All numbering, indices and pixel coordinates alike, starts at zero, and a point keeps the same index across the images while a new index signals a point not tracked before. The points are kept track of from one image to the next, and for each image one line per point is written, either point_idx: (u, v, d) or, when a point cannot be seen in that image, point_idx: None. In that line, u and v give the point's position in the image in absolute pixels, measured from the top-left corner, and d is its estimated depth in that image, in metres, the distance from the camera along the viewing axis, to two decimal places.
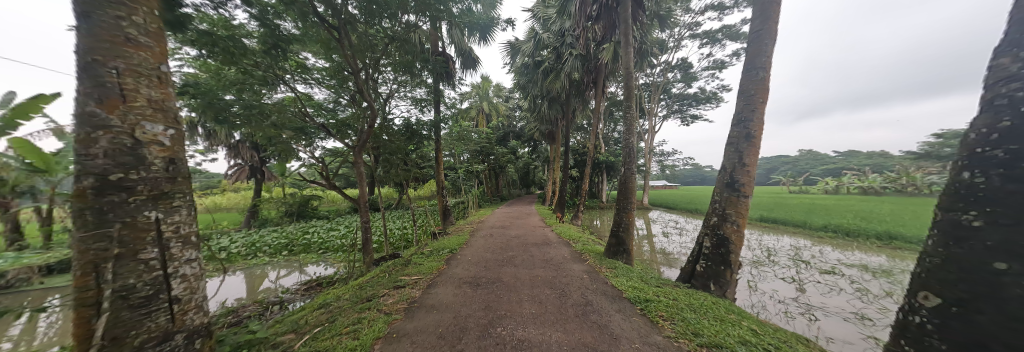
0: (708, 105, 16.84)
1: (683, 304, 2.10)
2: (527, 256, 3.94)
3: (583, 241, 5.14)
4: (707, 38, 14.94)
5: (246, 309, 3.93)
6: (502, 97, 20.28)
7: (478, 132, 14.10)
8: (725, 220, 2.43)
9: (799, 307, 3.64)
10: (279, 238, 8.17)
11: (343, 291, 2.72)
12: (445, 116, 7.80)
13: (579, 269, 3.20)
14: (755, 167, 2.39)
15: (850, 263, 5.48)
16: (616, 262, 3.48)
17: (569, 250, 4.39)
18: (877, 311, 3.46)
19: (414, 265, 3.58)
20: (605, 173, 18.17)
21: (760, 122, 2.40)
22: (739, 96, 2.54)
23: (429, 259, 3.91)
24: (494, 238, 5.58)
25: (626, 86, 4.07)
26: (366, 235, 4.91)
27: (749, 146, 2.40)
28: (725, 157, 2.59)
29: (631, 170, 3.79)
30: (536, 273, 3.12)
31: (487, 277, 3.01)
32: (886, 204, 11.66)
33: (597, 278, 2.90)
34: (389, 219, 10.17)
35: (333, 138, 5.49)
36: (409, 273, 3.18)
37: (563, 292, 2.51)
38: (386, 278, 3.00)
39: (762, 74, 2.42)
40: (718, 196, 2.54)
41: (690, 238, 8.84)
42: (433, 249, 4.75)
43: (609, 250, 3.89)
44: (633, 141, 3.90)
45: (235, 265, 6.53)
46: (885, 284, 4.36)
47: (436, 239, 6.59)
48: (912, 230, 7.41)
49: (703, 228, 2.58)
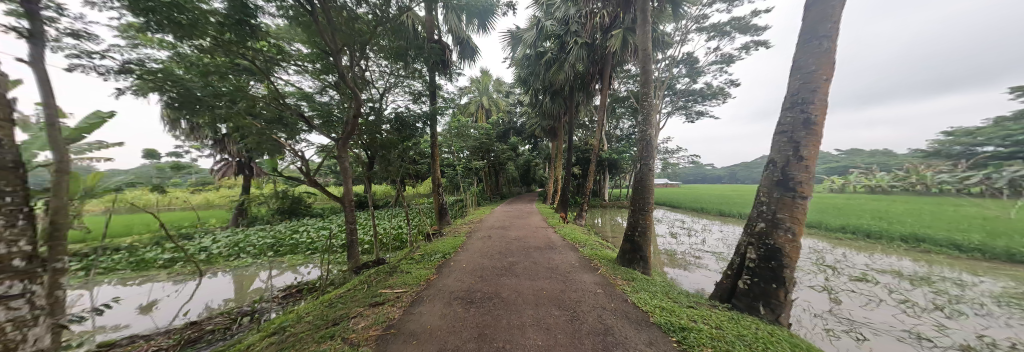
0: (714, 101, 16.30)
1: (732, 336, 1.64)
2: (529, 263, 3.48)
3: (590, 244, 4.71)
4: (714, 31, 14.39)
5: (212, 320, 3.46)
6: (502, 92, 19.75)
7: (477, 128, 13.62)
8: (776, 228, 1.97)
9: (840, 322, 3.19)
10: (265, 238, 7.72)
11: (310, 309, 2.25)
12: (442, 109, 7.34)
13: (591, 281, 2.73)
14: (815, 160, 1.91)
15: (881, 269, 5.05)
16: (632, 272, 3.03)
17: (575, 254, 3.96)
18: (934, 329, 3.01)
19: (399, 273, 3.11)
20: (607, 171, 17.68)
21: (823, 104, 1.92)
22: (794, 75, 2.06)
23: (418, 266, 3.45)
24: (493, 241, 5.12)
25: (643, 71, 3.60)
26: (352, 236, 4.46)
27: (807, 134, 1.93)
28: (775, 149, 2.11)
29: (648, 165, 3.33)
30: (540, 285, 2.66)
31: (483, 291, 2.56)
32: (903, 204, 11.18)
33: (614, 293, 2.44)
34: (383, 218, 9.73)
35: (316, 130, 5.00)
36: (392, 286, 2.71)
37: (575, 314, 2.05)
38: (365, 292, 2.53)
39: (828, 43, 1.93)
40: (765, 197, 2.08)
41: (700, 239, 8.39)
42: (424, 253, 4.29)
43: (622, 257, 3.44)
44: (651, 133, 3.42)
45: (215, 267, 6.08)
46: (929, 294, 3.92)
47: (430, 240, 6.15)
48: (938, 231, 6.97)
49: (747, 236, 2.13)
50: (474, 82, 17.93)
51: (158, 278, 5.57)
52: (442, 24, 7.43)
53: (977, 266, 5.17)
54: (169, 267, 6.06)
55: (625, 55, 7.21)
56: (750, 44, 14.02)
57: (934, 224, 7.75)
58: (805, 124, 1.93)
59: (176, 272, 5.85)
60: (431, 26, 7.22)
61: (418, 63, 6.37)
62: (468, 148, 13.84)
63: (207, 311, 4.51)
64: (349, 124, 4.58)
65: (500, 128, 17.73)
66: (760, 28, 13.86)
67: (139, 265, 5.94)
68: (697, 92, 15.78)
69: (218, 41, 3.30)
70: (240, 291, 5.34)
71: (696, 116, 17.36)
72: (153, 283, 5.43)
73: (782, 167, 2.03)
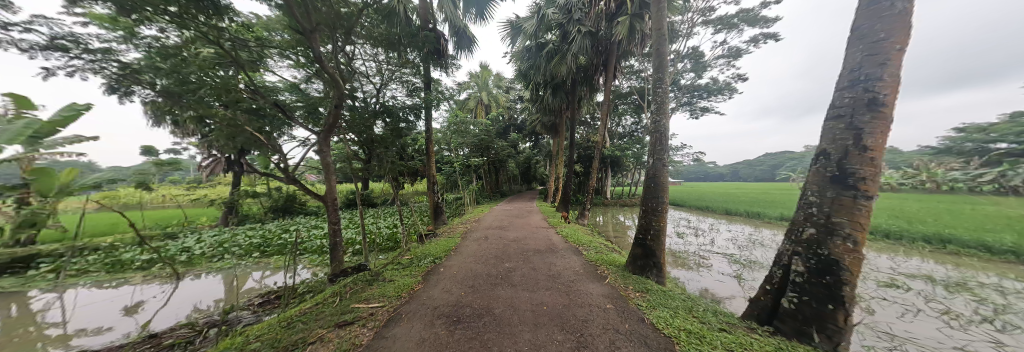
0: (721, 96, 15.82)
1: None
2: (527, 269, 3.11)
3: (595, 247, 4.34)
4: (721, 24, 13.94)
5: (176, 332, 3.14)
6: (502, 88, 19.33)
7: (476, 124, 13.28)
8: (831, 235, 1.58)
9: (881, 338, 2.80)
10: (252, 238, 7.38)
11: (263, 331, 1.88)
12: (437, 103, 6.95)
13: (599, 294, 2.37)
14: (885, 151, 1.50)
15: (910, 273, 4.67)
16: (645, 282, 2.65)
17: (579, 259, 3.59)
18: (991, 347, 2.62)
19: (381, 283, 2.76)
20: (610, 169, 17.27)
21: (895, 79, 1.52)
22: (856, 46, 1.66)
23: (403, 273, 3.09)
24: (488, 243, 4.74)
25: (657, 54, 3.18)
26: (335, 238, 4.14)
27: (874, 117, 1.53)
28: (829, 138, 1.72)
29: (663, 161, 2.94)
30: (540, 299, 2.30)
31: (474, 306, 2.20)
32: (919, 204, 10.74)
33: (628, 309, 2.07)
34: (377, 217, 9.38)
35: (297, 123, 4.61)
36: (369, 299, 2.36)
37: (582, 339, 1.68)
38: (334, 308, 2.17)
39: (904, 2, 1.52)
40: (815, 196, 1.71)
41: (708, 239, 7.98)
42: (414, 256, 3.93)
43: (633, 264, 3.06)
44: (665, 123, 3.02)
45: (196, 269, 5.74)
46: (971, 303, 3.53)
47: (423, 240, 5.82)
48: (964, 232, 6.55)
49: (791, 245, 1.77)
50: (473, 77, 17.49)
51: (133, 281, 5.27)
52: (438, 12, 7.10)
53: (1015, 271, 4.79)
54: (147, 268, 5.75)
55: (632, 45, 6.79)
56: (758, 36, 13.56)
57: (958, 224, 7.32)
58: (871, 105, 1.54)
59: (153, 275, 5.53)
60: (425, 14, 6.84)
61: (411, 52, 5.98)
62: (467, 145, 13.45)
63: (187, 315, 4.19)
64: (332, 115, 4.19)
65: (499, 124, 17.32)
66: (769, 19, 13.37)
67: (115, 267, 5.63)
68: (702, 87, 15.33)
69: (180, 20, 2.99)
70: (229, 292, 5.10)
71: (700, 112, 16.91)
72: (142, 284, 5.22)
73: (837, 159, 1.65)
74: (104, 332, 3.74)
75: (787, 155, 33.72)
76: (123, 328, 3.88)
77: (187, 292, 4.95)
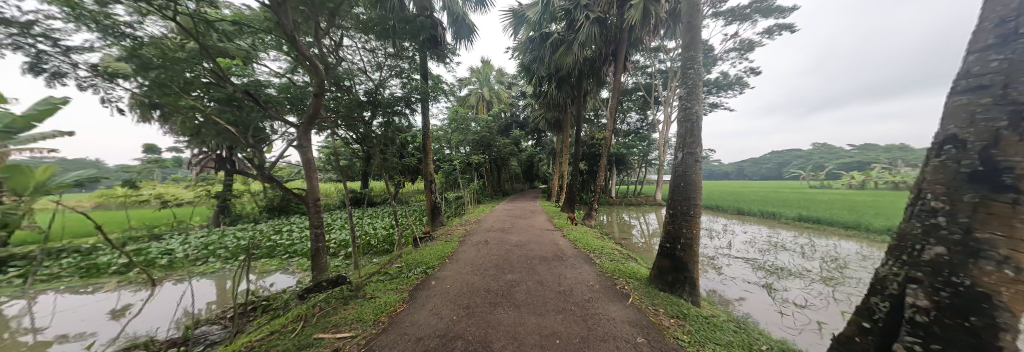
0: (731, 91, 15.21)
1: None
2: (534, 284, 2.64)
3: (608, 254, 3.89)
4: (732, 16, 13.35)
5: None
6: (503, 83, 18.81)
7: (477, 121, 12.82)
8: (976, 258, 1.09)
9: None
10: (240, 239, 7.01)
11: None
12: (435, 96, 6.49)
13: (623, 320, 1.92)
14: None
15: None
16: (681, 303, 2.19)
17: (592, 269, 3.13)
18: None
19: (359, 302, 2.31)
20: (615, 167, 16.74)
21: None
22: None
23: (389, 288, 2.63)
24: (489, 248, 4.28)
25: (688, 31, 2.69)
26: (318, 244, 3.76)
27: None
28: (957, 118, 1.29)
29: (694, 157, 2.49)
30: (550, 328, 1.84)
31: (467, 338, 1.74)
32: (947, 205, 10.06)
33: (667, 348, 1.60)
34: (373, 217, 8.99)
35: (276, 116, 4.14)
36: (338, 325, 1.92)
37: None
38: (289, 342, 1.72)
39: None
40: (940, 201, 1.21)
41: (725, 241, 7.48)
42: (402, 265, 3.45)
43: (660, 278, 2.60)
44: (700, 111, 2.54)
45: (175, 274, 5.32)
46: None
47: (418, 244, 5.40)
48: None
49: (903, 270, 1.30)
50: (474, 73, 17.03)
51: (105, 287, 4.87)
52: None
53: None
54: (124, 273, 5.38)
55: (644, 31, 6.26)
56: (773, 28, 12.93)
57: None
58: None
59: (128, 280, 5.13)
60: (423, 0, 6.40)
61: (406, 41, 5.50)
62: (468, 143, 12.99)
63: (170, 322, 3.84)
64: (313, 106, 3.72)
65: (501, 121, 16.85)
66: (785, 9, 12.71)
67: (90, 271, 5.27)
68: (713, 82, 14.73)
69: None
70: (222, 295, 4.75)
71: (709, 108, 16.31)
72: (114, 291, 4.81)
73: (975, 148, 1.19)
74: (85, 338, 3.41)
75: (795, 152, 32.95)
76: (112, 332, 3.58)
77: (174, 295, 4.63)
